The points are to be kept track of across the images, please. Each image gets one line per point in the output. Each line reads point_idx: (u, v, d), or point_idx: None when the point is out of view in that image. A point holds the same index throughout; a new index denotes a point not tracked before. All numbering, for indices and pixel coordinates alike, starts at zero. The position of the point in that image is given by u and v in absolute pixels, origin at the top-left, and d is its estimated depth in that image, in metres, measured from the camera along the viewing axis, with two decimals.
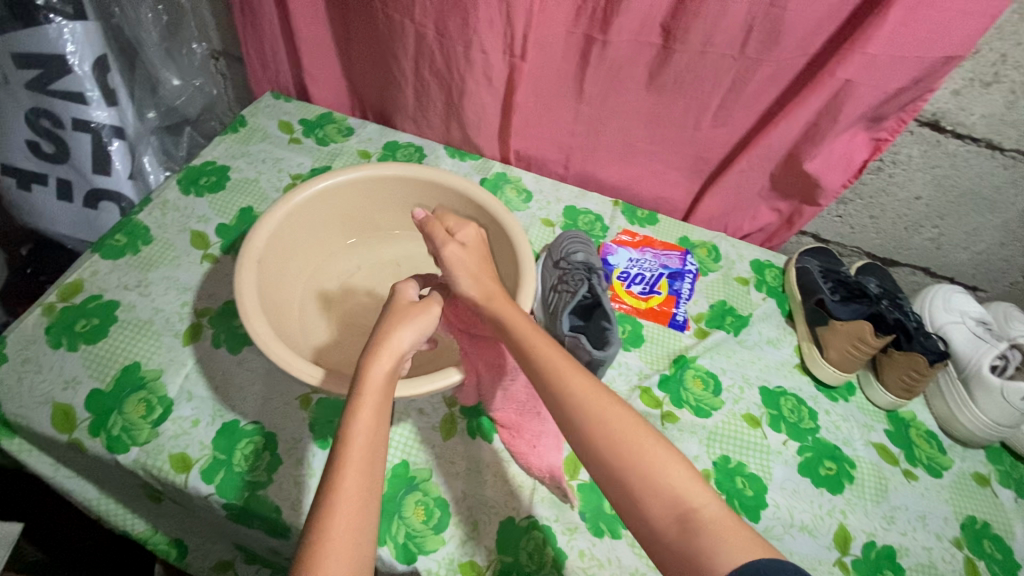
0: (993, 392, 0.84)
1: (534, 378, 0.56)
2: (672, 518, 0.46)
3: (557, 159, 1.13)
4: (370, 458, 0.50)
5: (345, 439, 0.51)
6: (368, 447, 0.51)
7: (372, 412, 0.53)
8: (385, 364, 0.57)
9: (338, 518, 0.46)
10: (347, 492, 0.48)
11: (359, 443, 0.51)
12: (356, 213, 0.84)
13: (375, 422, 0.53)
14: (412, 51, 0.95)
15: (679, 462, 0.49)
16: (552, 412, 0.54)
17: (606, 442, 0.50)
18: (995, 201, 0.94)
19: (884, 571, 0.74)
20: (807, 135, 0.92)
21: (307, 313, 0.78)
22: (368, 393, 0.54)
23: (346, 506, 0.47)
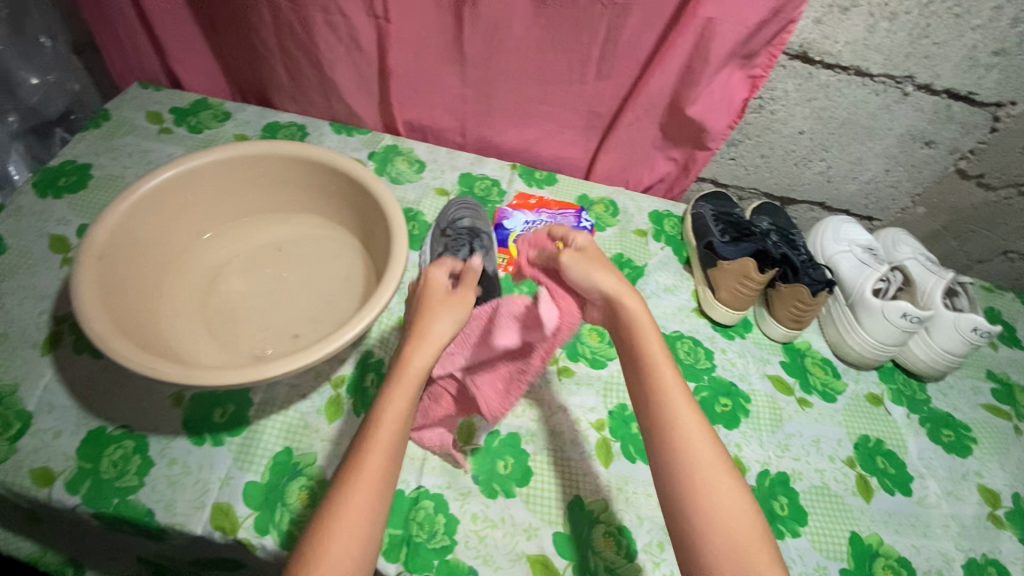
0: (875, 314, 0.86)
1: (637, 377, 0.57)
2: (725, 551, 0.49)
3: (452, 127, 1.08)
4: (389, 454, 0.52)
5: (370, 427, 0.52)
6: (391, 443, 0.52)
7: (400, 405, 0.53)
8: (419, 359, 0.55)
9: (349, 511, 0.49)
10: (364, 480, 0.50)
11: (385, 437, 0.52)
12: (209, 202, 0.79)
13: (404, 416, 0.53)
14: (271, 24, 0.91)
15: (746, 508, 0.51)
16: (640, 400, 0.57)
17: (678, 453, 0.53)
18: (873, 128, 0.95)
19: (778, 497, 0.76)
20: (684, 79, 0.90)
21: (170, 310, 0.72)
22: (401, 384, 0.54)
23: (361, 499, 0.49)
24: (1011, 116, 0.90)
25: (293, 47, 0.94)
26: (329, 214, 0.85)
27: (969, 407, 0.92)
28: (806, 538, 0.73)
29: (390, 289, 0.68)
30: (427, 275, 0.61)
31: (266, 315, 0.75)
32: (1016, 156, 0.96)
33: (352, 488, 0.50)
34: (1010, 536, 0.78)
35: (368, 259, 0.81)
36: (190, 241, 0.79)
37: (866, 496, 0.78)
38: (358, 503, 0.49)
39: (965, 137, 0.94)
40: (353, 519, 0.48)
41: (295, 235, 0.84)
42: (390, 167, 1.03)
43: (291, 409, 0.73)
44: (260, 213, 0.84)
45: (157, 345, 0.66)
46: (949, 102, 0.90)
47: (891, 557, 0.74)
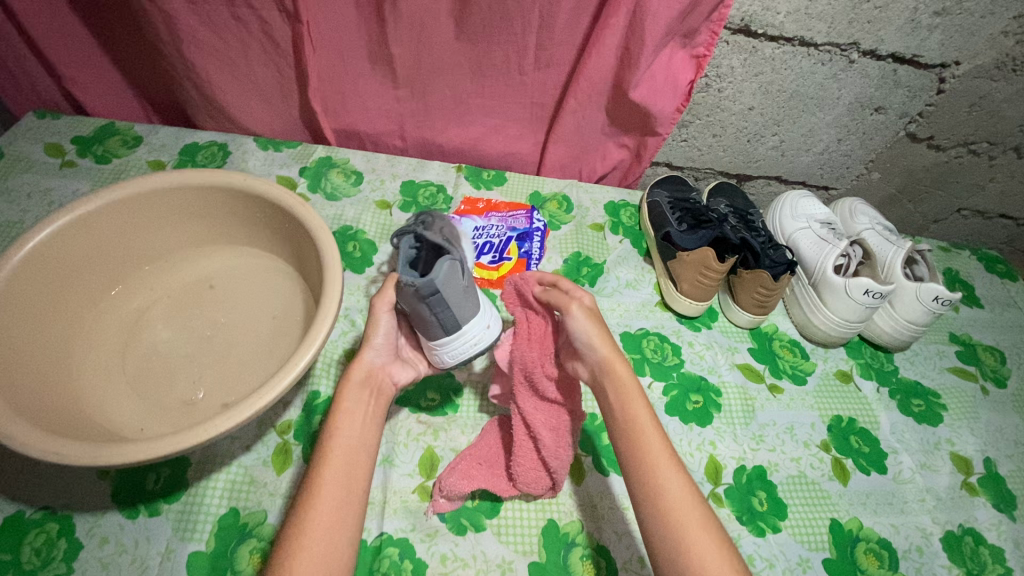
0: (838, 292, 0.84)
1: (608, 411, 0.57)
2: None
3: (390, 130, 1.00)
4: (348, 463, 0.55)
5: (326, 440, 0.56)
6: (347, 451, 0.56)
7: (349, 415, 0.58)
8: (356, 372, 0.61)
9: (313, 520, 0.51)
10: (326, 486, 0.53)
11: (342, 445, 0.56)
12: (113, 248, 0.71)
13: (357, 421, 0.58)
14: (170, 39, 0.82)
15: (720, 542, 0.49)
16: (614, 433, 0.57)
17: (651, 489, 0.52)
18: (822, 98, 0.92)
19: (757, 493, 0.74)
20: (626, 64, 0.84)
21: (82, 376, 0.64)
22: (346, 397, 0.59)
23: (324, 507, 0.52)
24: (956, 76, 0.89)
25: (201, 62, 0.85)
26: (256, 242, 0.78)
27: (935, 373, 0.92)
28: (786, 532, 0.72)
29: (326, 323, 0.61)
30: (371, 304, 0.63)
31: (193, 366, 0.67)
32: (965, 115, 0.94)
33: (314, 501, 0.52)
34: (984, 502, 0.78)
35: (304, 286, 0.74)
36: (97, 293, 0.70)
37: (842, 480, 0.77)
38: (323, 514, 0.51)
39: (913, 101, 0.92)
40: (320, 527, 0.50)
41: (220, 270, 0.76)
42: (325, 181, 0.96)
43: (234, 463, 0.67)
44: (177, 252, 0.76)
45: (67, 421, 0.58)
46: (895, 66, 0.87)
47: (871, 540, 0.73)
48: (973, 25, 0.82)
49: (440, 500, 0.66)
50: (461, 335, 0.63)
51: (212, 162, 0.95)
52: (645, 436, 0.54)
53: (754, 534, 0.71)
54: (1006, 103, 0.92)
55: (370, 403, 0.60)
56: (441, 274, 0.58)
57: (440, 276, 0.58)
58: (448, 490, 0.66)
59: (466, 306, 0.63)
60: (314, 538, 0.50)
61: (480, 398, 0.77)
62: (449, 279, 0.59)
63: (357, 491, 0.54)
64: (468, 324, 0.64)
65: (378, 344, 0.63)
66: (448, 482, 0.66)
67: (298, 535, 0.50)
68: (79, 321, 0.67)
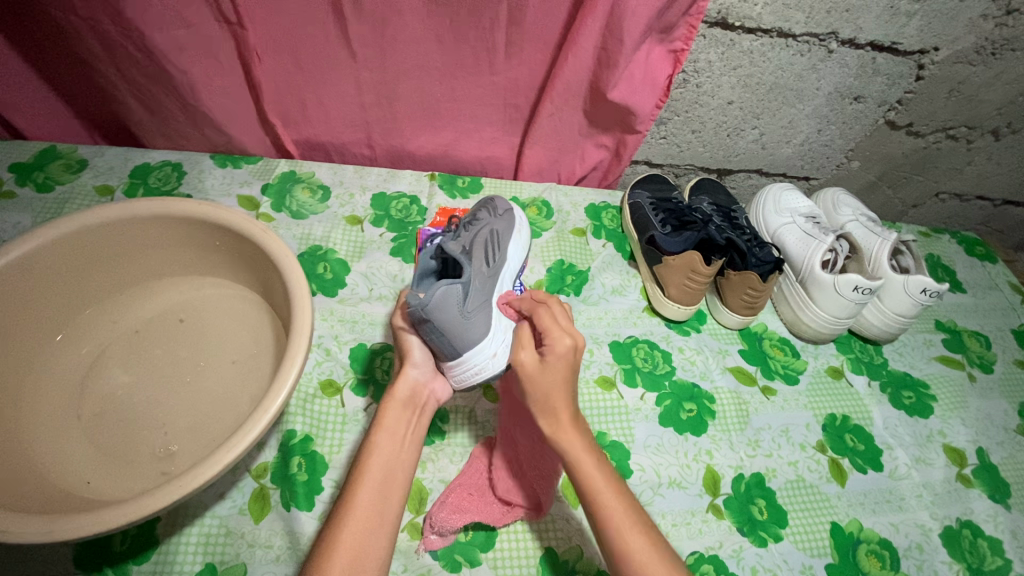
0: (827, 289, 0.83)
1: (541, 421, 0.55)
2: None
3: (357, 139, 0.95)
4: (385, 482, 0.53)
5: (364, 458, 0.55)
6: (386, 470, 0.54)
7: (388, 437, 0.57)
8: (397, 391, 0.60)
9: (346, 535, 0.49)
10: (363, 503, 0.52)
11: (379, 465, 0.54)
12: (58, 289, 0.64)
13: (398, 443, 0.57)
14: (104, 54, 0.76)
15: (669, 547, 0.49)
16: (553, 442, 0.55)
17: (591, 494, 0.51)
18: (802, 90, 0.90)
19: (756, 501, 0.73)
20: (602, 62, 0.81)
21: (30, 435, 0.58)
22: (387, 417, 0.58)
23: (353, 530, 0.50)
24: (935, 62, 0.87)
25: (142, 77, 0.79)
26: (219, 271, 0.72)
27: (924, 362, 0.91)
28: (788, 540, 0.70)
29: (298, 359, 0.56)
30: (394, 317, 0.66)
31: (154, 413, 0.62)
32: (943, 101, 0.93)
33: (348, 518, 0.51)
34: (979, 493, 0.79)
35: (273, 315, 0.69)
36: (43, 340, 0.63)
37: (840, 481, 0.76)
38: (354, 531, 0.50)
39: (892, 89, 0.91)
40: (344, 556, 0.48)
41: (181, 304, 0.71)
42: (290, 200, 0.91)
43: (208, 514, 0.62)
44: (132, 287, 0.70)
45: (17, 490, 0.52)
46: (874, 55, 0.85)
47: (872, 541, 0.72)
48: (952, 10, 0.80)
49: (432, 537, 0.63)
50: (461, 363, 0.60)
51: (165, 184, 0.88)
52: (563, 432, 0.54)
53: (756, 544, 0.69)
54: (983, 87, 0.91)
55: (412, 423, 0.59)
56: (435, 297, 0.55)
57: (434, 302, 0.55)
58: (439, 525, 0.63)
59: (465, 333, 0.58)
60: (342, 555, 0.48)
61: (467, 422, 0.73)
62: (442, 305, 0.55)
63: (391, 509, 0.52)
64: (469, 352, 0.59)
65: (418, 361, 0.63)
66: (439, 517, 0.63)
67: (329, 550, 0.49)
68: (23, 374, 0.61)
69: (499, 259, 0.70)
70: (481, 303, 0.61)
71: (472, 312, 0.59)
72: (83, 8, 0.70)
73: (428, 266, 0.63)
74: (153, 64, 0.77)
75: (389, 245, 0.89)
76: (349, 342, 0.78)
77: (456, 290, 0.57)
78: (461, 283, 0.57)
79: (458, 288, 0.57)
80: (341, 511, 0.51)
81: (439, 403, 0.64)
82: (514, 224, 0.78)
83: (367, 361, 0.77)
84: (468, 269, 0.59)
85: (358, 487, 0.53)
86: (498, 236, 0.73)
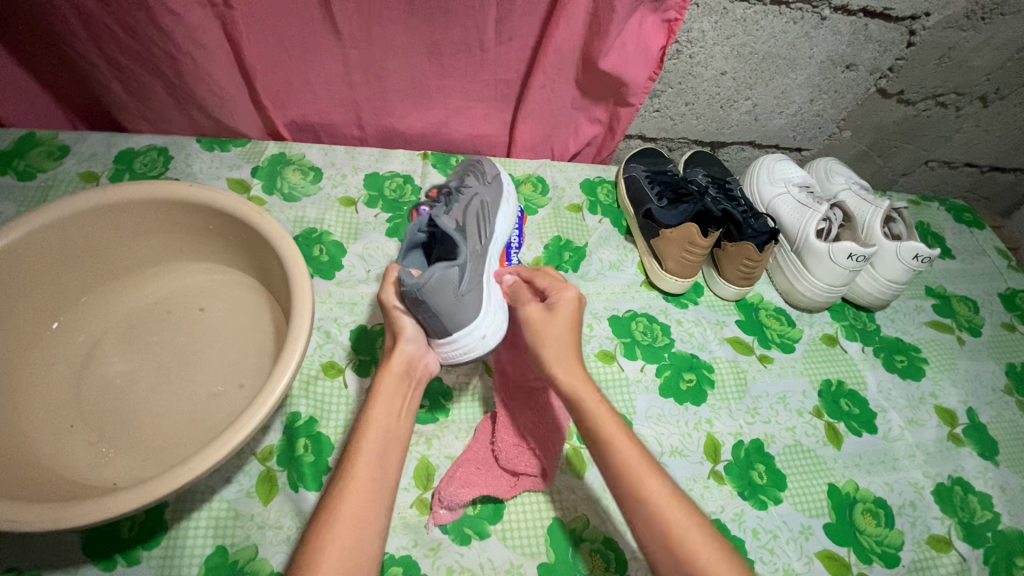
0: (822, 257, 0.84)
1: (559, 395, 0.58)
2: None
3: (346, 119, 0.93)
4: (382, 451, 0.54)
5: (361, 429, 0.55)
6: (383, 440, 0.55)
7: (384, 405, 0.57)
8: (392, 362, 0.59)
9: (345, 505, 0.50)
10: (361, 473, 0.52)
11: (376, 436, 0.55)
12: (49, 275, 0.63)
13: (394, 414, 0.57)
14: (84, 33, 0.73)
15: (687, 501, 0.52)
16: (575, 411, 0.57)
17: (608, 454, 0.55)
18: (795, 58, 0.89)
19: (756, 466, 0.74)
20: (594, 30, 0.79)
21: (33, 425, 0.57)
22: (383, 387, 0.58)
23: (353, 498, 0.50)
24: (926, 28, 0.87)
25: (123, 57, 0.76)
26: (215, 255, 0.71)
27: (915, 327, 0.93)
28: (788, 502, 0.72)
29: (301, 341, 0.56)
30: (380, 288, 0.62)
31: (157, 399, 0.61)
32: (934, 67, 0.93)
33: (348, 486, 0.51)
34: (970, 451, 0.81)
35: (273, 301, 0.69)
36: (36, 329, 0.62)
37: (836, 444, 0.78)
38: (353, 499, 0.50)
39: (884, 56, 0.91)
40: (343, 523, 0.49)
41: (176, 291, 0.69)
42: (281, 181, 0.89)
43: (216, 497, 0.62)
44: (126, 274, 0.69)
45: (23, 480, 0.52)
46: (866, 21, 0.85)
47: (868, 500, 0.74)
48: None
49: (441, 511, 0.64)
50: (453, 343, 0.60)
51: (152, 168, 0.86)
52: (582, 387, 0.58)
53: (756, 507, 0.71)
54: (973, 52, 0.92)
55: (408, 393, 0.59)
56: (432, 281, 0.54)
57: (430, 284, 0.54)
58: (449, 500, 0.64)
59: (458, 314, 0.58)
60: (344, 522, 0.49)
61: (471, 399, 0.73)
62: (442, 288, 0.55)
63: (389, 478, 0.53)
64: (461, 333, 0.60)
65: (412, 335, 0.61)
66: (448, 492, 0.64)
67: (330, 520, 0.49)
68: (19, 364, 0.60)
69: (488, 232, 0.71)
70: (475, 285, 0.61)
71: (467, 294, 0.59)
72: None
73: (416, 238, 0.64)
74: (135, 43, 0.75)
75: (384, 226, 0.88)
76: (349, 324, 0.78)
77: (454, 273, 0.56)
78: (458, 266, 0.57)
79: (455, 272, 0.57)
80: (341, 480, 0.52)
81: (430, 377, 0.64)
82: (501, 191, 0.79)
83: (367, 342, 0.76)
84: (462, 249, 0.58)
85: (357, 456, 0.53)
86: (486, 209, 0.74)
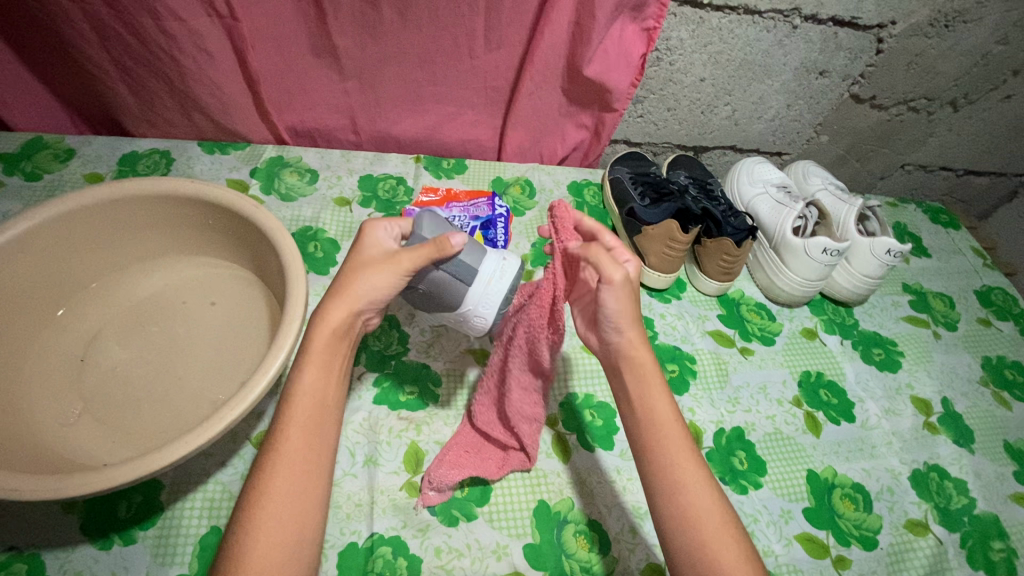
0: (798, 253, 0.87)
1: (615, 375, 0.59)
2: None
3: (342, 125, 0.97)
4: (312, 430, 0.52)
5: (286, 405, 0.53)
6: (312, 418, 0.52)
7: (315, 376, 0.54)
8: (335, 319, 0.56)
9: (281, 465, 0.50)
10: (286, 456, 0.50)
11: (302, 414, 0.52)
12: (57, 266, 0.66)
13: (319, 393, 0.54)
14: (94, 40, 0.77)
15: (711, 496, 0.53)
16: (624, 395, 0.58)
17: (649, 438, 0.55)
18: (770, 65, 0.94)
19: (736, 453, 0.76)
20: (578, 39, 0.84)
21: (36, 407, 0.59)
22: (313, 354, 0.55)
23: (278, 483, 0.49)
24: (893, 36, 0.92)
25: (130, 63, 0.80)
26: (212, 249, 0.74)
27: (893, 322, 0.96)
28: (767, 487, 0.74)
29: (294, 325, 0.59)
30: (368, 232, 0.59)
31: (157, 384, 0.64)
32: (903, 73, 0.98)
33: (272, 476, 0.49)
34: (946, 439, 0.83)
35: (268, 291, 0.72)
36: (42, 316, 0.65)
37: (815, 432, 0.80)
38: (280, 488, 0.49)
39: (854, 63, 0.96)
40: (269, 514, 0.48)
41: (174, 284, 0.72)
42: (278, 182, 0.93)
43: (211, 479, 0.65)
44: (130, 266, 0.72)
45: (25, 456, 0.53)
46: (836, 30, 0.89)
47: (846, 486, 0.76)
48: None
49: (430, 493, 0.66)
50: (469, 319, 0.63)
51: (155, 170, 0.90)
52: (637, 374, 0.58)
53: (737, 492, 0.73)
54: (940, 59, 0.96)
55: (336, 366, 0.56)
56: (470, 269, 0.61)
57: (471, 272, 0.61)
58: (437, 481, 0.65)
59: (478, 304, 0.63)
60: (275, 512, 0.48)
61: (459, 387, 0.76)
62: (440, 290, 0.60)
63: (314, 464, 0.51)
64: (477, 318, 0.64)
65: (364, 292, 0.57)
66: (437, 474, 0.65)
67: (253, 509, 0.48)
68: (25, 348, 0.62)
69: None
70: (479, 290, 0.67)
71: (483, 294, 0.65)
72: None
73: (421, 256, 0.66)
74: (142, 50, 0.78)
75: None
76: None
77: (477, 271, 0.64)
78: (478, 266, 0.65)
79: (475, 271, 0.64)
80: (265, 463, 0.50)
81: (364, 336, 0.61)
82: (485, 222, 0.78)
83: None
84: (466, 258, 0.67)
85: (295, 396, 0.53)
86: None
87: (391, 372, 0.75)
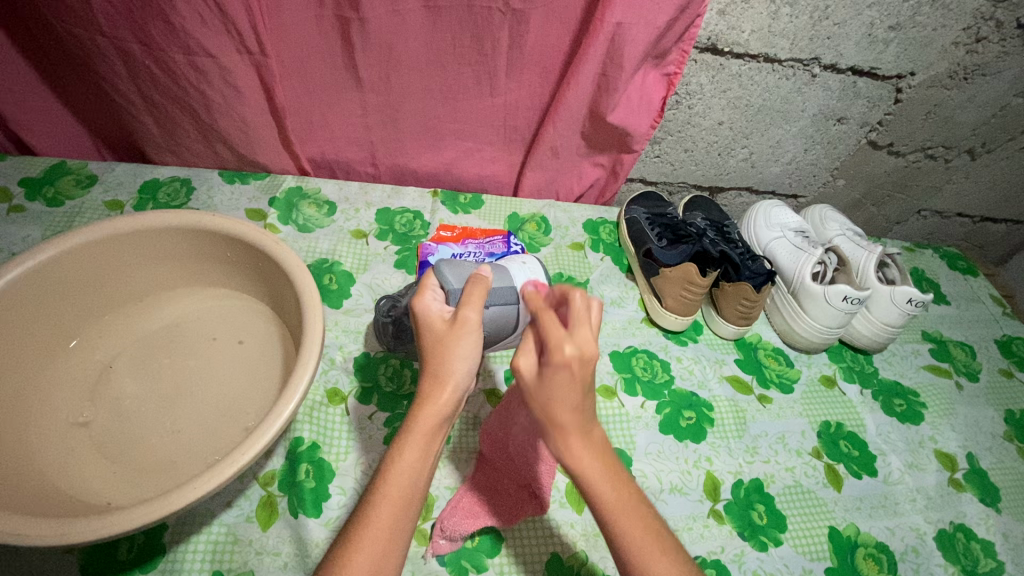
0: (817, 299, 0.86)
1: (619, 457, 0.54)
2: None
3: (362, 157, 0.98)
4: (402, 512, 0.45)
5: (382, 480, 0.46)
6: (404, 498, 0.45)
7: (417, 452, 0.47)
8: (443, 396, 0.48)
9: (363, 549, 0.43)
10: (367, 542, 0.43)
11: (398, 493, 0.45)
12: (73, 296, 0.65)
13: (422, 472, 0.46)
14: (125, 74, 0.78)
15: None
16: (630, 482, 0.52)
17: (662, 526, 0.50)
18: (788, 111, 0.94)
19: (755, 506, 0.74)
20: (599, 84, 0.84)
21: (41, 445, 0.58)
22: (418, 427, 0.47)
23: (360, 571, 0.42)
24: (911, 86, 0.92)
25: (157, 95, 0.81)
26: (227, 282, 0.74)
27: (913, 371, 0.94)
28: (788, 544, 0.71)
29: (309, 364, 0.58)
30: (421, 311, 0.53)
31: (165, 419, 0.62)
32: (922, 122, 0.98)
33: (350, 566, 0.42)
34: (971, 497, 0.81)
35: (283, 325, 0.71)
36: (55, 347, 0.64)
37: (836, 486, 0.78)
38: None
39: (873, 110, 0.96)
40: None
41: (186, 316, 0.72)
42: (297, 213, 0.93)
43: (215, 521, 0.63)
44: (144, 297, 0.71)
45: (28, 496, 0.52)
46: (855, 79, 0.90)
47: (869, 545, 0.74)
48: (927, 37, 0.85)
49: (441, 542, 0.64)
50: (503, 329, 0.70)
51: (174, 198, 0.90)
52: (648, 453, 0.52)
53: (757, 549, 0.70)
54: (958, 109, 0.97)
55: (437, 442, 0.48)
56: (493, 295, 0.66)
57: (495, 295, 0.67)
58: (451, 530, 0.64)
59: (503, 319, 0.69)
60: None
61: (471, 428, 0.74)
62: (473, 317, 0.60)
63: (396, 556, 0.44)
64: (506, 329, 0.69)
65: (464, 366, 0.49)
66: (451, 522, 0.64)
67: None
68: (34, 381, 0.61)
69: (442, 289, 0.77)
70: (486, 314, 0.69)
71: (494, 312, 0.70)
72: (108, 27, 0.72)
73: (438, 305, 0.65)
74: (170, 84, 0.80)
75: (393, 258, 0.92)
76: (354, 352, 0.80)
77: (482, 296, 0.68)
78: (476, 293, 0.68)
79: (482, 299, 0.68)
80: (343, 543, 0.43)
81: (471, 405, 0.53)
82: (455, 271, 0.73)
83: (372, 370, 0.78)
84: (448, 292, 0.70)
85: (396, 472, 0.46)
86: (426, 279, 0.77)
87: (403, 412, 0.75)
